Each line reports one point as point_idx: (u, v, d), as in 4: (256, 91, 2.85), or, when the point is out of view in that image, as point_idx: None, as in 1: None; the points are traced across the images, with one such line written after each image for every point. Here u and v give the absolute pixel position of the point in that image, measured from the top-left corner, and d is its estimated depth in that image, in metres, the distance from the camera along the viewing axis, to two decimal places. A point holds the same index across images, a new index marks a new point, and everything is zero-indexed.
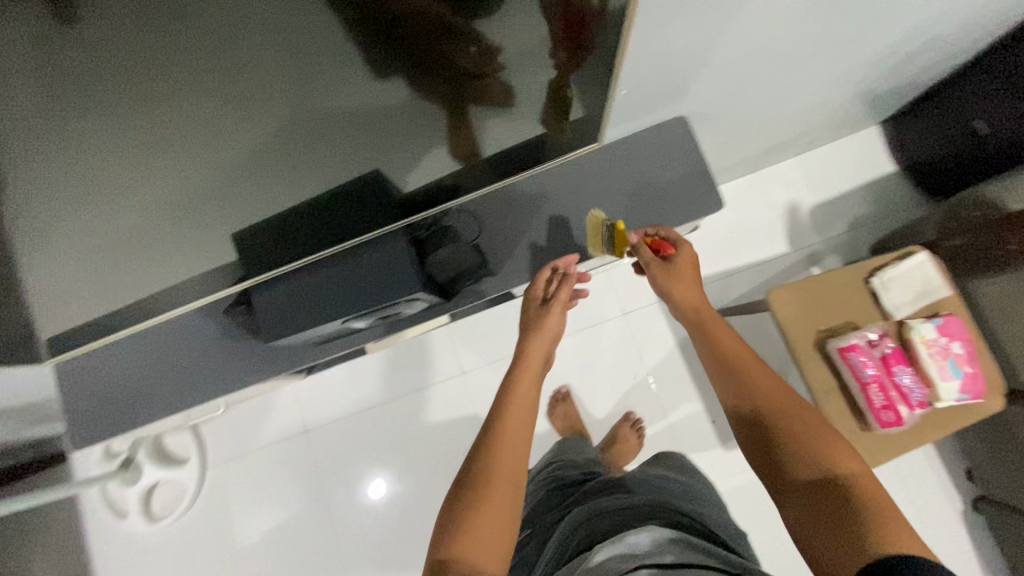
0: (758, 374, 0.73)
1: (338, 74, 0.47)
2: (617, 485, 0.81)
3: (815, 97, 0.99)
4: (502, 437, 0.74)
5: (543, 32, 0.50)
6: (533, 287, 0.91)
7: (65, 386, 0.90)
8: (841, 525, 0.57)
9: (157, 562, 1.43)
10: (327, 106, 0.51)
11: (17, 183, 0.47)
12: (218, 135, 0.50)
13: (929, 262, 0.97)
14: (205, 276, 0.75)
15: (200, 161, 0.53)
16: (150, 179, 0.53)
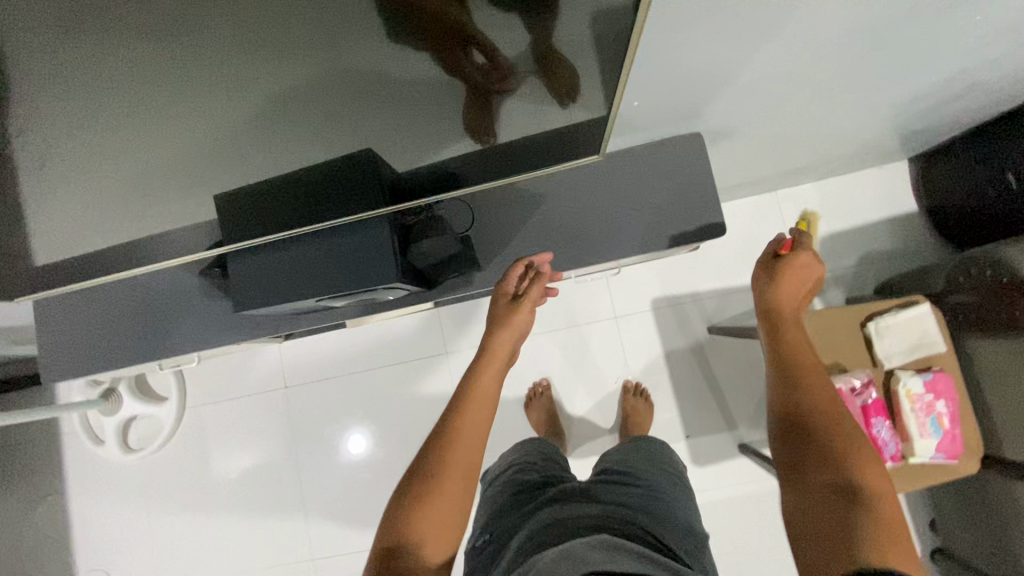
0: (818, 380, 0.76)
1: (372, 38, 0.43)
2: (578, 488, 0.79)
3: (844, 126, 0.95)
4: (463, 424, 0.74)
5: (553, 36, 0.47)
6: (505, 279, 0.87)
7: (44, 320, 0.90)
8: (847, 530, 0.59)
9: (131, 490, 1.47)
10: (357, 70, 0.47)
11: (21, 113, 0.45)
12: (212, 103, 0.48)
13: (931, 315, 0.93)
14: (188, 234, 0.73)
15: (189, 129, 0.51)
16: (161, 130, 0.50)
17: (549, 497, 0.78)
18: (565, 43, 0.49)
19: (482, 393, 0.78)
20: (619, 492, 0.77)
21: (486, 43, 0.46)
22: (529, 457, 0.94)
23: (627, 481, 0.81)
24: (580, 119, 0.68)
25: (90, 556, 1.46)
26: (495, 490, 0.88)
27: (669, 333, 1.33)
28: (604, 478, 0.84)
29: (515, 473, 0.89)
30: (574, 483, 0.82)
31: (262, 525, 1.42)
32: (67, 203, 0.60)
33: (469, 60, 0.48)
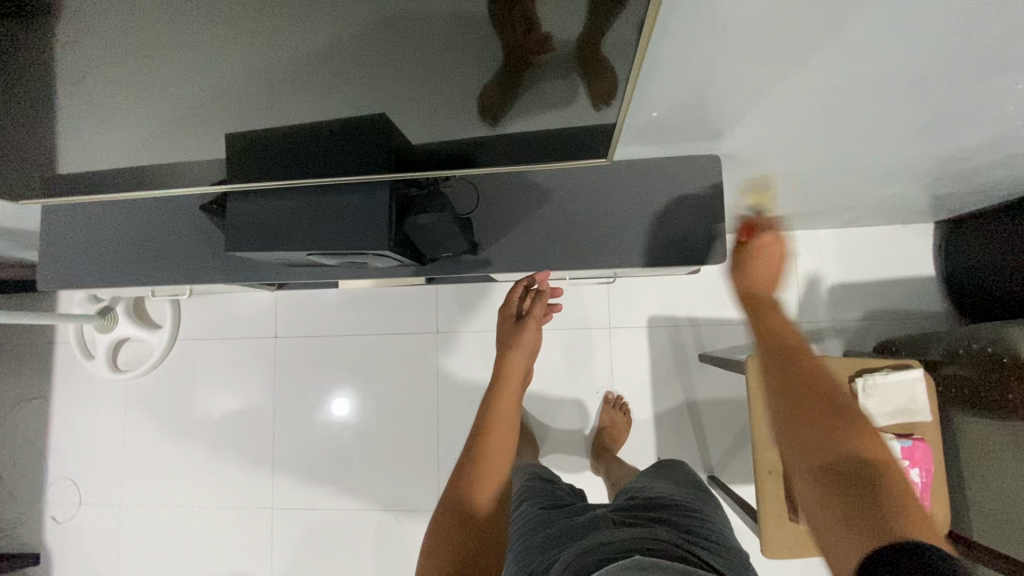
0: (812, 369, 0.71)
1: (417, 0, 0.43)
2: (602, 514, 0.76)
3: (871, 175, 0.92)
4: (495, 403, 0.92)
5: (583, 27, 0.47)
6: (508, 302, 1.01)
7: (49, 228, 0.92)
8: (862, 508, 0.55)
9: (114, 407, 1.51)
10: (397, 30, 0.47)
11: (57, 24, 0.45)
12: (254, 42, 0.48)
13: (923, 381, 0.91)
14: (195, 168, 0.74)
15: (223, 67, 0.51)
16: (195, 64, 0.51)
17: (576, 525, 0.74)
18: (592, 37, 0.48)
19: (503, 416, 0.90)
20: (646, 516, 0.74)
21: (527, 11, 0.45)
22: (542, 484, 0.91)
23: (651, 503, 0.78)
24: (602, 120, 0.68)
25: (64, 464, 1.50)
26: (515, 522, 0.81)
27: (660, 352, 1.32)
28: (626, 503, 0.80)
29: (533, 504, 0.84)
30: (598, 510, 0.78)
31: (234, 462, 1.45)
32: (88, 121, 0.61)
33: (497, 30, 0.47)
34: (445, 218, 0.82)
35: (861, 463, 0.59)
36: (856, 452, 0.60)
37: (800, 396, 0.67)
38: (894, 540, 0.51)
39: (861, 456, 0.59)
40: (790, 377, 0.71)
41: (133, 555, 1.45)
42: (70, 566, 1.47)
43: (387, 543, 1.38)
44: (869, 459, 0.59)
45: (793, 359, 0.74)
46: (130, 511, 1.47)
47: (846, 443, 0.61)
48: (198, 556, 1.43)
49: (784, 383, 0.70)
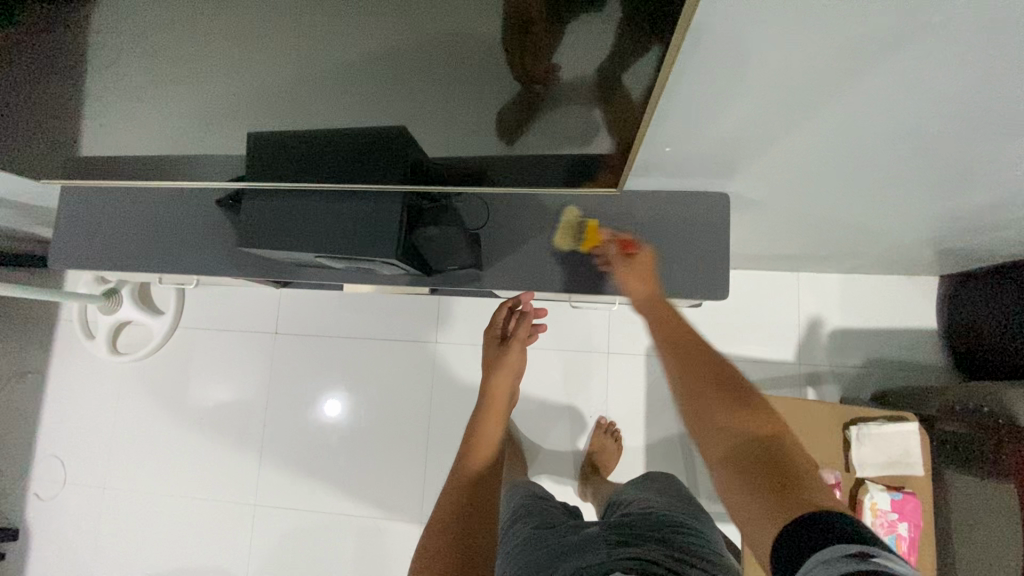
0: (699, 351, 0.65)
1: (444, 19, 0.44)
2: (594, 535, 0.74)
3: (878, 225, 0.93)
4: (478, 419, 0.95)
5: (601, 58, 0.48)
6: (493, 328, 1.05)
7: (66, 208, 0.94)
8: (779, 487, 0.50)
9: (110, 389, 1.51)
10: (423, 48, 0.48)
11: (96, 15, 0.47)
12: (284, 49, 0.49)
13: (916, 435, 0.91)
14: (215, 163, 0.76)
15: (251, 71, 0.53)
16: (225, 66, 0.52)
17: (569, 549, 0.72)
18: (611, 67, 0.50)
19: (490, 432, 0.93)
20: (640, 531, 0.73)
21: (548, 43, 0.46)
22: (531, 503, 0.89)
23: (642, 520, 0.76)
24: (616, 149, 0.69)
25: (54, 442, 1.50)
26: (510, 549, 0.79)
27: (656, 383, 1.32)
28: (617, 520, 0.79)
29: (527, 527, 0.82)
30: (590, 531, 0.76)
31: (223, 454, 1.44)
32: (115, 108, 0.63)
33: (514, 56, 0.49)
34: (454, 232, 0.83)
35: (773, 446, 0.54)
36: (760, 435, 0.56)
37: (705, 380, 0.61)
38: (811, 513, 0.47)
39: (769, 441, 0.55)
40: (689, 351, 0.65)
41: (112, 540, 1.45)
42: (48, 544, 1.46)
43: (366, 551, 1.36)
44: (777, 442, 0.55)
45: (676, 341, 0.68)
46: (114, 495, 1.46)
47: (748, 426, 0.56)
48: (177, 546, 1.42)
49: (683, 364, 0.64)
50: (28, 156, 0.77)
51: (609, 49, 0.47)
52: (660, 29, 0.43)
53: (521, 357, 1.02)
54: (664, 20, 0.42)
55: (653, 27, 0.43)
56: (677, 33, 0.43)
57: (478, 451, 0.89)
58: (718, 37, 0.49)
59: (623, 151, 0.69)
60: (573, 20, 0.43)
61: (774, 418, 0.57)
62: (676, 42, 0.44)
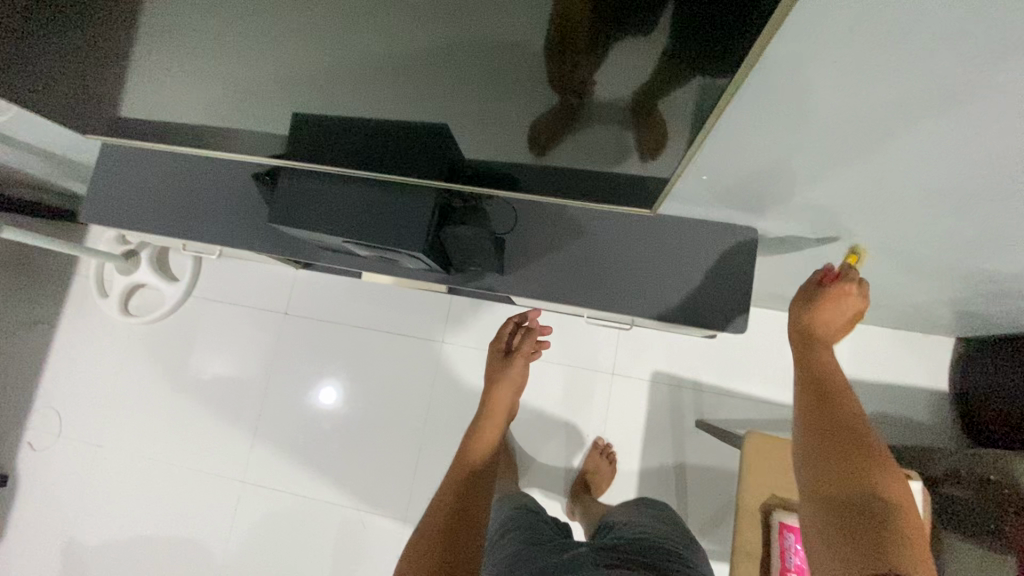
0: (836, 409, 0.66)
1: (492, 27, 0.46)
2: (585, 557, 0.73)
3: (900, 280, 0.93)
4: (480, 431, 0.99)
5: (646, 80, 0.49)
6: (502, 338, 1.10)
7: (102, 165, 0.95)
8: (874, 550, 0.54)
9: (115, 349, 1.52)
10: (467, 52, 0.49)
11: None
12: (333, 37, 0.51)
13: (917, 496, 0.89)
14: (254, 139, 0.78)
15: (302, 51, 0.54)
16: (276, 46, 0.54)
17: (559, 567, 0.70)
18: (655, 88, 0.50)
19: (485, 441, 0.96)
20: (633, 557, 0.72)
21: (593, 61, 0.47)
22: (522, 515, 0.88)
23: (633, 546, 0.75)
24: (649, 171, 0.70)
25: (52, 394, 1.51)
26: (498, 559, 0.78)
27: (658, 410, 1.31)
28: (610, 543, 0.77)
29: (516, 539, 0.80)
30: (580, 552, 0.75)
31: (216, 427, 1.45)
32: (163, 73, 0.64)
33: (558, 68, 0.49)
34: (482, 233, 0.84)
35: (888, 514, 0.56)
36: (872, 496, 0.57)
37: (832, 429, 0.64)
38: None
39: (882, 499, 0.57)
40: (826, 395, 0.68)
41: (95, 499, 1.45)
42: (33, 496, 1.46)
43: (346, 543, 1.35)
44: (888, 504, 0.57)
45: (823, 394, 0.69)
46: (106, 454, 1.47)
47: (862, 482, 0.59)
48: (160, 514, 1.42)
49: (811, 408, 0.68)
50: (75, 111, 0.79)
51: (662, 71, 0.47)
52: (726, 60, 0.44)
53: (524, 371, 1.06)
54: (732, 52, 0.43)
55: (718, 58, 0.44)
56: (745, 68, 0.44)
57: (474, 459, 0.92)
58: (771, 74, 0.49)
59: (662, 175, 0.70)
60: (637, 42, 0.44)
61: (898, 485, 0.59)
62: (741, 76, 0.45)
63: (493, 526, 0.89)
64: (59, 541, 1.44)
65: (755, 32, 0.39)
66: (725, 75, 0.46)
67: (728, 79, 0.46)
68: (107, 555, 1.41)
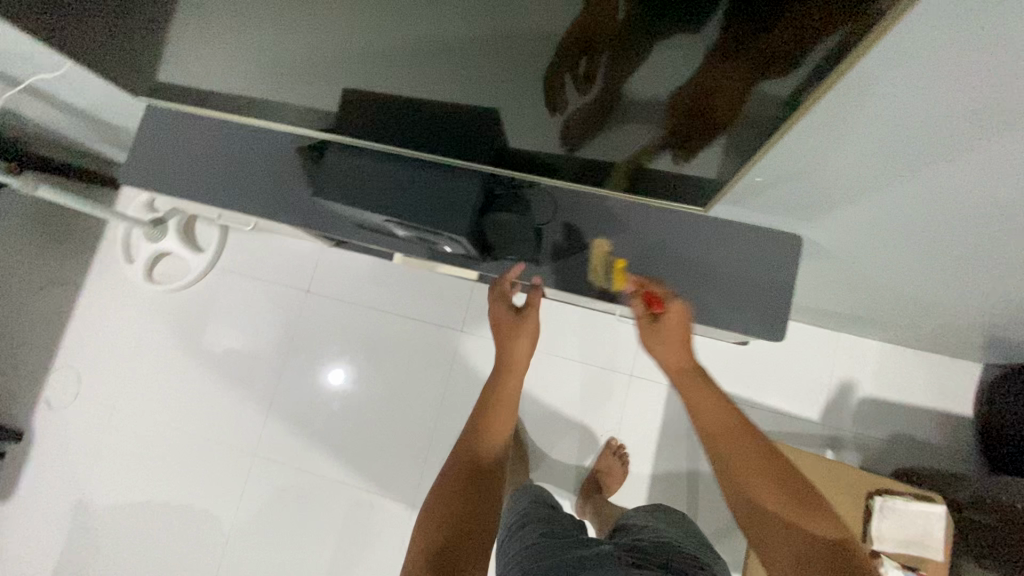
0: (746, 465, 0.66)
1: (571, 13, 0.47)
2: (610, 553, 0.72)
3: (937, 300, 0.91)
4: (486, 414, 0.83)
5: (714, 72, 0.51)
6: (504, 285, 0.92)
7: (145, 127, 0.95)
8: None
9: (136, 315, 1.53)
10: (535, 33, 0.51)
11: None
12: (404, 11, 0.53)
13: (941, 519, 0.88)
14: (303, 112, 0.78)
15: (377, 25, 0.56)
16: (346, 17, 0.56)
17: (583, 562, 0.69)
18: (719, 80, 0.52)
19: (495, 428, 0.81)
20: (655, 559, 0.71)
21: (662, 47, 0.49)
22: (541, 508, 0.88)
23: (655, 548, 0.74)
24: (694, 168, 0.71)
25: (73, 355, 1.53)
26: (517, 548, 0.78)
27: (674, 414, 1.30)
28: (631, 543, 0.77)
29: (537, 530, 0.80)
30: (603, 548, 0.74)
31: (231, 399, 1.46)
32: (226, 37, 0.66)
33: (621, 51, 0.51)
34: None
35: (841, 555, 0.57)
36: (817, 540, 0.58)
37: (746, 477, 0.65)
38: None
39: (828, 543, 0.58)
40: (728, 440, 0.69)
41: (109, 461, 1.46)
42: (48, 455, 1.48)
43: (354, 523, 1.36)
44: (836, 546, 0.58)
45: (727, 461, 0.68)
46: (123, 417, 1.48)
47: (799, 529, 0.60)
48: (172, 482, 1.43)
49: (719, 461, 0.69)
50: (130, 71, 0.80)
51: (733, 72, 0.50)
52: (806, 60, 0.46)
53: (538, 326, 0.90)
54: (815, 50, 0.44)
55: (796, 61, 0.46)
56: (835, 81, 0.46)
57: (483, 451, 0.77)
58: None
59: (708, 179, 0.73)
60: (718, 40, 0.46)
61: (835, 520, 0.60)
62: (822, 88, 0.47)
63: (510, 516, 0.89)
64: (71, 500, 1.45)
65: (831, 23, 0.41)
66: (807, 81, 0.48)
67: (807, 84, 0.48)
68: (117, 518, 1.43)
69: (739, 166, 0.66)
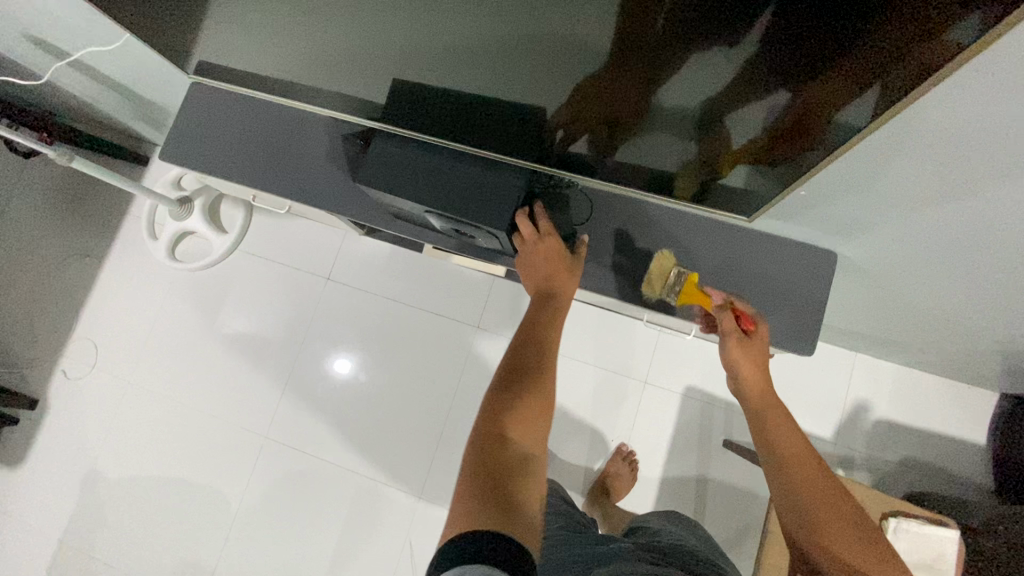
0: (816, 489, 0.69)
1: (642, 29, 0.49)
2: (628, 551, 0.73)
3: (964, 328, 0.91)
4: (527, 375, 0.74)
5: (777, 93, 0.52)
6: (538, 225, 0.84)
7: (188, 104, 0.96)
8: None
9: (156, 290, 1.55)
10: (601, 49, 0.53)
11: None
12: (472, 15, 0.54)
13: (953, 545, 0.88)
14: (354, 98, 0.80)
15: (441, 24, 0.57)
16: (412, 16, 0.57)
17: (600, 560, 0.71)
18: (779, 101, 0.53)
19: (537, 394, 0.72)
20: (671, 556, 0.72)
21: (728, 68, 0.51)
22: (558, 505, 0.89)
23: (672, 548, 0.75)
24: (734, 175, 0.73)
25: (89, 327, 1.54)
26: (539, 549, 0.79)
27: (686, 423, 1.30)
28: (648, 542, 0.78)
29: (555, 527, 0.82)
30: (623, 546, 0.75)
31: (245, 380, 1.47)
32: (285, 25, 0.67)
33: (689, 64, 0.52)
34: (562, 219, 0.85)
35: None
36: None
37: (819, 515, 0.66)
38: None
39: None
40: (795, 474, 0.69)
41: (120, 434, 1.48)
42: (61, 423, 1.49)
43: (361, 512, 1.36)
44: None
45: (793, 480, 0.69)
46: (137, 390, 1.50)
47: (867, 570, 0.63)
48: (183, 458, 1.44)
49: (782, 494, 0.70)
50: (182, 47, 0.80)
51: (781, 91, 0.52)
52: (868, 88, 0.48)
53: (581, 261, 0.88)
54: (877, 81, 0.46)
55: (850, 91, 0.49)
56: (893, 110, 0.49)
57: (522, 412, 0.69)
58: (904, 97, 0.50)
59: (730, 182, 0.76)
60: (774, 62, 0.48)
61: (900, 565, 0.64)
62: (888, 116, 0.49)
63: None
64: (81, 469, 1.47)
65: (901, 61, 0.43)
66: (856, 105, 0.50)
67: (865, 111, 0.51)
68: (126, 490, 1.44)
69: (770, 173, 0.69)
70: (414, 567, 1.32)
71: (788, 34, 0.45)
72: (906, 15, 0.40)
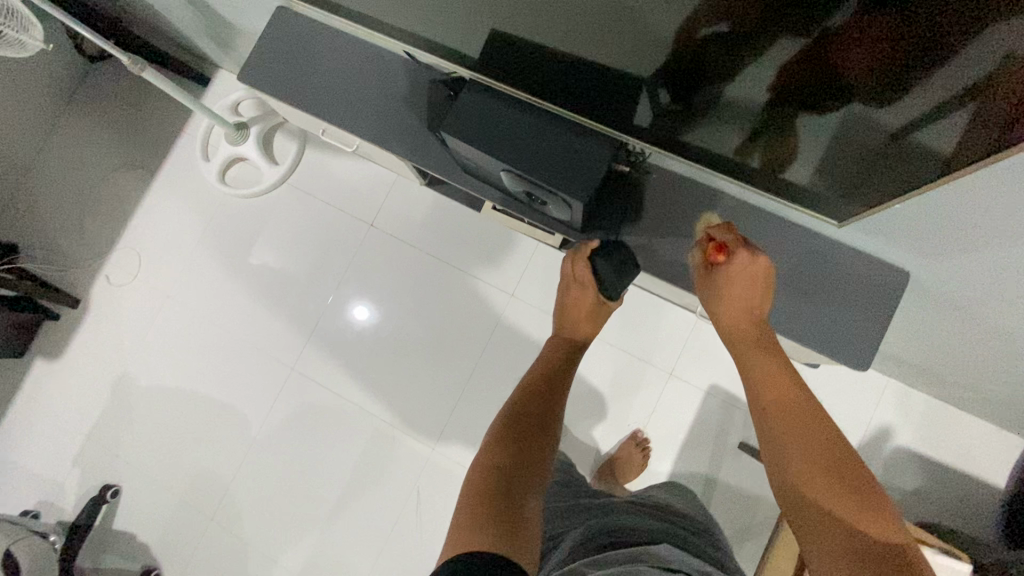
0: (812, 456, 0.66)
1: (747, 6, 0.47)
2: (625, 504, 0.82)
3: (1014, 370, 0.90)
4: (522, 415, 0.79)
5: (875, 84, 0.50)
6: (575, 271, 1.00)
7: (272, 28, 0.96)
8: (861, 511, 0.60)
9: (200, 210, 1.57)
10: (704, 18, 0.51)
11: None
12: None
13: None
14: (442, 42, 0.79)
15: None
16: None
17: (601, 509, 0.80)
18: (875, 92, 0.51)
19: (533, 430, 0.77)
20: (661, 512, 0.81)
21: (829, 54, 0.49)
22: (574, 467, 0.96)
23: (664, 506, 0.83)
24: (810, 172, 0.71)
25: (134, 237, 1.57)
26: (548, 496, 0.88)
27: (706, 420, 1.31)
28: (646, 499, 0.86)
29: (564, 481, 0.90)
30: (622, 501, 0.83)
31: (278, 312, 1.50)
32: None
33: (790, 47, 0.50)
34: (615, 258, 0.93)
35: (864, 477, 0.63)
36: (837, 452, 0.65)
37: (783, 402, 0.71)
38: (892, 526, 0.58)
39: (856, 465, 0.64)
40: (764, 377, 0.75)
41: (153, 343, 1.53)
42: (97, 325, 1.55)
43: (373, 455, 1.40)
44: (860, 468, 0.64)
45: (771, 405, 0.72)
46: (172, 304, 1.54)
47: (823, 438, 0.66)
48: (209, 377, 1.49)
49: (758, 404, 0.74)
50: None
51: (863, 100, 0.53)
52: (976, 95, 0.45)
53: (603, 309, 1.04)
54: (990, 89, 0.44)
55: (956, 98, 0.47)
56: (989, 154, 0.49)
57: (524, 438, 0.75)
58: None
59: (797, 178, 0.73)
60: (851, 70, 0.50)
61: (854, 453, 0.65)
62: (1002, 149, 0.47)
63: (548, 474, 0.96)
64: (113, 373, 1.52)
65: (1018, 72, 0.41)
66: (943, 128, 0.51)
67: (971, 122, 0.48)
68: (152, 398, 1.50)
69: (858, 175, 0.66)
70: (417, 513, 1.36)
71: (881, 33, 0.44)
72: (990, 45, 0.40)
